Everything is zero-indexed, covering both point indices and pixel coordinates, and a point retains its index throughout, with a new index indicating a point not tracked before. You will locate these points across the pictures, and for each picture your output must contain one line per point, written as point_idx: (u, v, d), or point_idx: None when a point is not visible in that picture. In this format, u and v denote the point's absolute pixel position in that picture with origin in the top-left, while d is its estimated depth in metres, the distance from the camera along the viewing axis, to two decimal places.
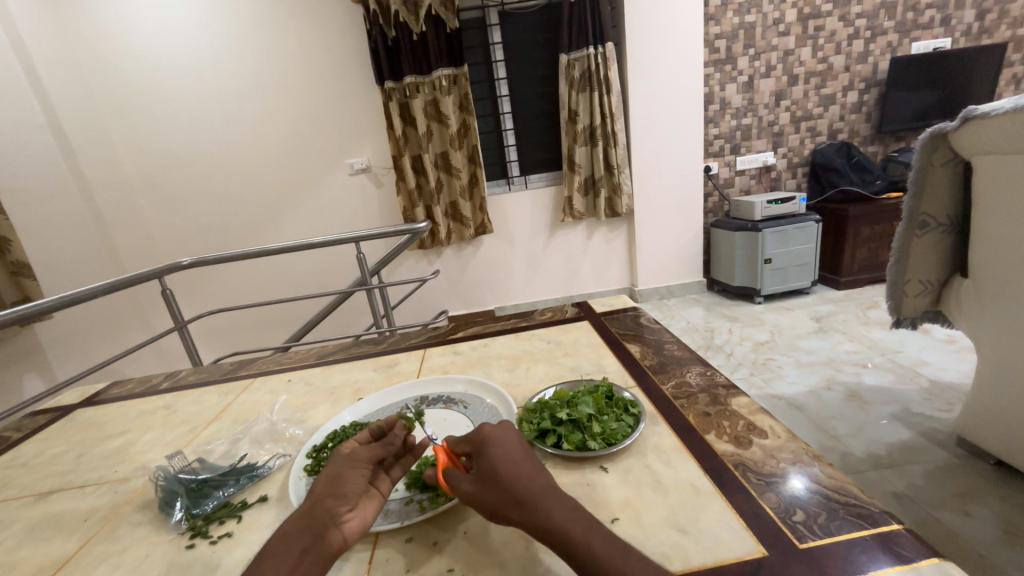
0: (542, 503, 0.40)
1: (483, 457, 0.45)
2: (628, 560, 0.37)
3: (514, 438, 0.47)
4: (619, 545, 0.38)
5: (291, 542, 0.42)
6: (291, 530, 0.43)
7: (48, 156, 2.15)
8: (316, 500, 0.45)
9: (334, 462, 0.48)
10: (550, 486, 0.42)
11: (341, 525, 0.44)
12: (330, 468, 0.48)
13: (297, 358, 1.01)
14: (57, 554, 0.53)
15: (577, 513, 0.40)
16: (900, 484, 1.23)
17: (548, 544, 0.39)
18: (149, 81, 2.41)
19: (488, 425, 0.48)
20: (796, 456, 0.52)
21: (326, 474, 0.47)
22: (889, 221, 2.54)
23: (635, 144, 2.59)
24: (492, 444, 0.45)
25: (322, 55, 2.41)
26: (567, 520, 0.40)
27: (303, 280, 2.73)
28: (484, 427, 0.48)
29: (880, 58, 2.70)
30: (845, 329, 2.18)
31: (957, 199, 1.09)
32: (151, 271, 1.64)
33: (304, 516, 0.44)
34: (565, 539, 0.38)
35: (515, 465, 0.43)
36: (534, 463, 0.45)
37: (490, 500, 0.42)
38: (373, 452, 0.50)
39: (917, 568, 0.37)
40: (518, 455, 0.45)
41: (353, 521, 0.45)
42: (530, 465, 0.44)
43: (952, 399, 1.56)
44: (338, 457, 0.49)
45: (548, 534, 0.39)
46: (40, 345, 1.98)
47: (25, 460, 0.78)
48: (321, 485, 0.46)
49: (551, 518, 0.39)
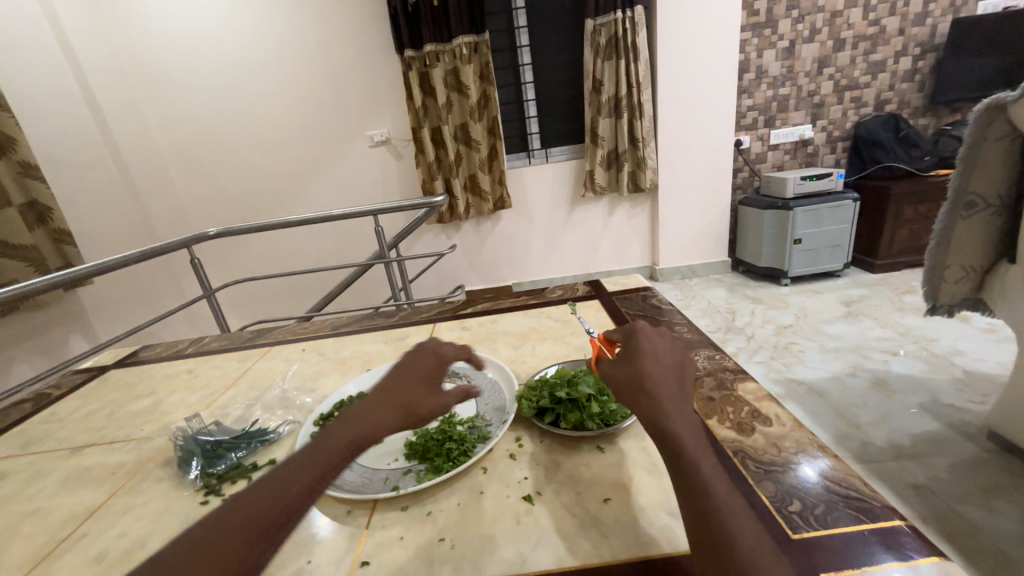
0: (664, 405, 0.42)
1: (629, 356, 0.47)
2: (730, 493, 0.37)
3: (663, 353, 0.48)
4: (723, 477, 0.39)
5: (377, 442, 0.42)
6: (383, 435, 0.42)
7: (83, 126, 2.23)
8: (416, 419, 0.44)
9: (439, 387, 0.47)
10: (678, 396, 0.43)
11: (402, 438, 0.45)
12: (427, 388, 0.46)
13: (312, 329, 1.04)
14: (87, 503, 0.58)
15: (695, 431, 0.41)
16: (920, 476, 1.19)
17: (659, 437, 0.41)
18: (175, 50, 2.42)
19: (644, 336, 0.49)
20: (799, 446, 0.50)
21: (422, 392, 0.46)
22: (935, 201, 2.38)
23: (663, 116, 2.47)
24: (641, 351, 0.47)
25: (343, 21, 2.36)
26: (680, 426, 0.41)
27: (325, 251, 2.78)
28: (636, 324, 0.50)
29: (940, 20, 2.46)
30: (877, 315, 2.08)
31: (1011, 178, 1.00)
32: (181, 241, 1.68)
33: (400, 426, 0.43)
34: (677, 441, 0.39)
35: (655, 370, 0.45)
36: (677, 374, 0.46)
37: (619, 388, 0.45)
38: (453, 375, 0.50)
39: (915, 566, 0.36)
40: (664, 368, 0.46)
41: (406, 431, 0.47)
42: (672, 376, 0.45)
43: (987, 391, 1.48)
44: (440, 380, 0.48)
45: (662, 434, 0.40)
46: (84, 309, 2.11)
47: (63, 415, 0.84)
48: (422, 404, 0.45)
49: (668, 419, 0.41)
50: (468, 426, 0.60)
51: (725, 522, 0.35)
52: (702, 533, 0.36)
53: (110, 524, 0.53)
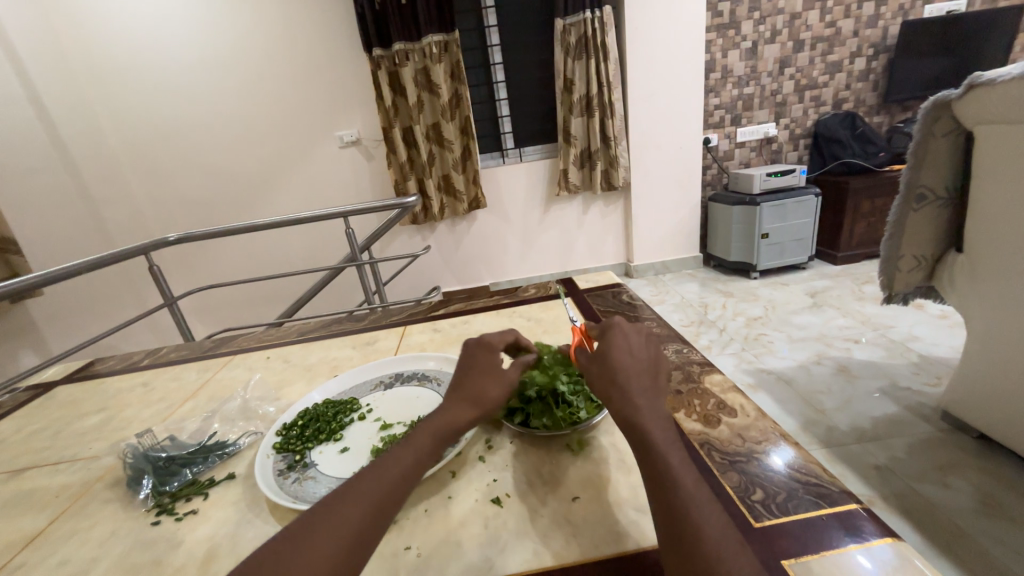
0: (634, 402, 0.44)
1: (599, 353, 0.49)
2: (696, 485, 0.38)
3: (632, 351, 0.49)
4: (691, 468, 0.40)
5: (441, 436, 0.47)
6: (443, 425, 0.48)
7: (29, 130, 2.10)
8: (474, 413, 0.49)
9: (497, 377, 0.52)
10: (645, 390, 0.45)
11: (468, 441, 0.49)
12: (487, 379, 0.51)
13: (277, 336, 1.00)
14: (26, 530, 0.54)
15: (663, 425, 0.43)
16: (882, 457, 1.24)
17: (628, 430, 0.43)
18: (127, 47, 2.31)
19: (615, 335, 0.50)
20: (762, 435, 0.51)
21: (481, 385, 0.51)
22: (890, 195, 2.50)
23: (633, 115, 2.51)
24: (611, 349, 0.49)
25: (309, 19, 2.30)
26: (650, 423, 0.42)
27: (296, 255, 2.70)
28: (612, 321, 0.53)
29: (891, 22, 2.59)
30: (839, 305, 2.17)
31: (957, 171, 1.05)
32: (138, 248, 1.59)
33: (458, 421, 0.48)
34: (646, 436, 0.41)
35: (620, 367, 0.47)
36: (650, 369, 0.48)
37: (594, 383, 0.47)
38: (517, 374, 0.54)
39: (870, 548, 0.37)
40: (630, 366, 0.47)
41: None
42: (645, 370, 0.47)
43: (940, 373, 1.57)
44: (500, 372, 0.52)
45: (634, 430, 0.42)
46: (33, 322, 1.98)
47: (3, 437, 0.78)
48: (484, 396, 0.50)
49: (638, 417, 0.43)
50: None
51: (688, 511, 0.36)
52: (667, 524, 0.36)
53: (50, 553, 0.50)
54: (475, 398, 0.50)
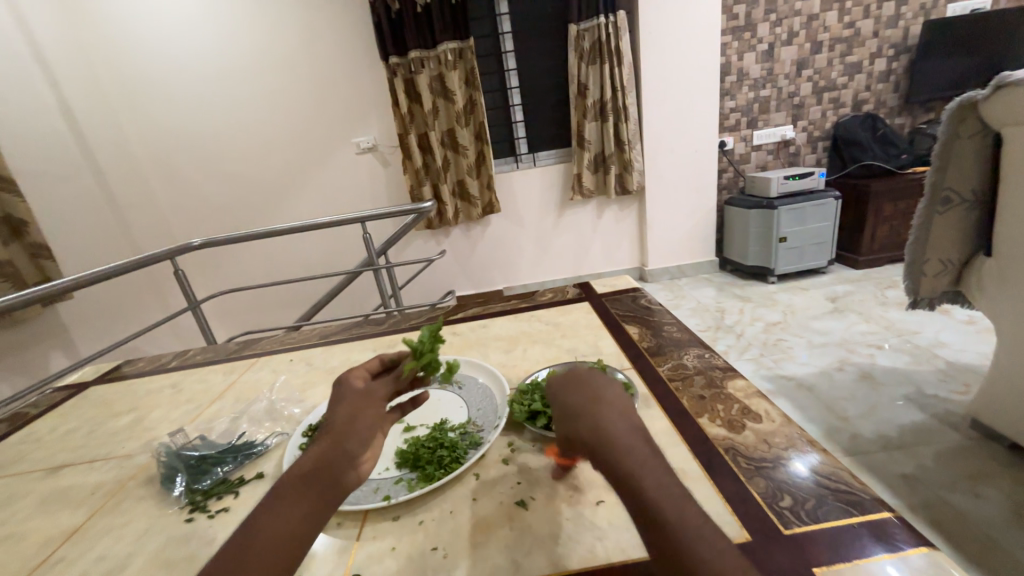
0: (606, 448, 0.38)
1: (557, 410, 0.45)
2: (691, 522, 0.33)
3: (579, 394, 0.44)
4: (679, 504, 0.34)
5: (307, 481, 0.41)
6: (308, 468, 0.42)
7: (59, 139, 2.18)
8: (336, 439, 0.44)
9: (348, 402, 0.48)
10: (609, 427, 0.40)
11: (360, 466, 0.43)
12: (342, 407, 0.47)
13: (300, 339, 1.03)
14: (64, 526, 0.56)
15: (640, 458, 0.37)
16: (908, 466, 1.21)
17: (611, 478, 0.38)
18: (154, 59, 2.39)
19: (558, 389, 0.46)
20: (789, 441, 0.51)
21: (337, 415, 0.46)
22: (913, 197, 2.44)
23: (647, 119, 2.50)
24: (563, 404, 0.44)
25: (327, 29, 2.36)
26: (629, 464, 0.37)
27: (313, 260, 2.75)
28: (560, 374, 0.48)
29: (912, 22, 2.54)
30: (862, 310, 2.12)
31: (985, 174, 1.03)
32: (163, 253, 1.64)
33: (321, 457, 0.42)
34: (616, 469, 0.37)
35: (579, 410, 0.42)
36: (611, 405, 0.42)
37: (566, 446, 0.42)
38: (388, 391, 0.50)
39: (906, 558, 0.36)
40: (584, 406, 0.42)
41: (370, 460, 0.44)
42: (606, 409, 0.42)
43: (969, 381, 1.52)
44: (352, 396, 0.48)
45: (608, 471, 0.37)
46: (63, 324, 2.06)
47: (40, 435, 0.82)
48: (338, 423, 0.45)
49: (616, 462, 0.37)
50: (460, 432, 0.60)
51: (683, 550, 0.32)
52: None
53: (88, 547, 0.51)
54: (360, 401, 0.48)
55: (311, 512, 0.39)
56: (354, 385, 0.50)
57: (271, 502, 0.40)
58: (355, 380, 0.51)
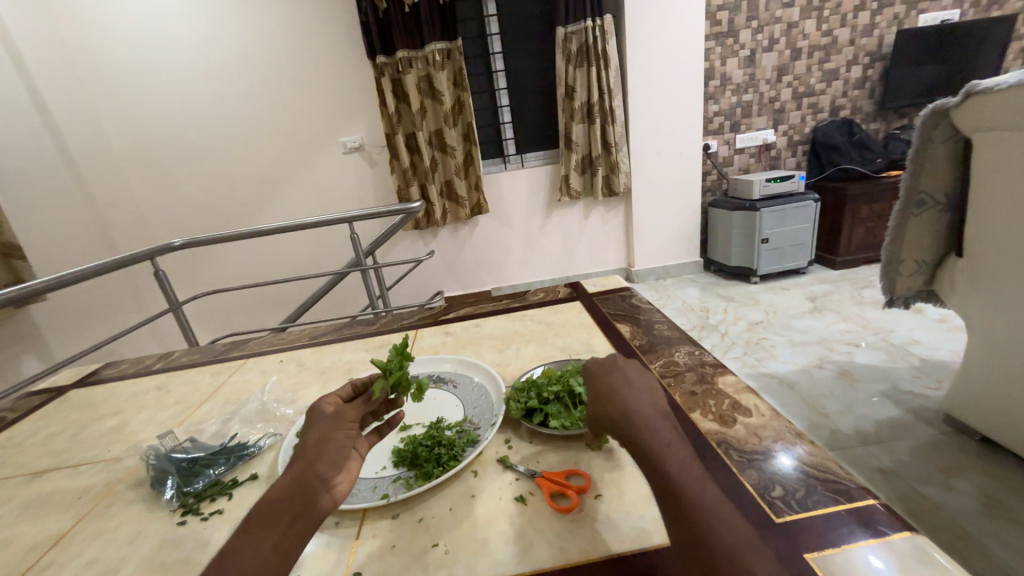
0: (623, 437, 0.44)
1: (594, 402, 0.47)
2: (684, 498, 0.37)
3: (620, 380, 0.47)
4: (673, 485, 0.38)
5: (281, 508, 0.40)
6: (282, 494, 0.41)
7: (33, 134, 2.11)
8: (309, 463, 0.43)
9: (319, 425, 0.46)
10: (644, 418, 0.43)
11: (332, 489, 0.43)
12: (316, 429, 0.46)
13: (290, 339, 1.01)
14: (52, 531, 0.54)
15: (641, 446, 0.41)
16: (886, 459, 1.25)
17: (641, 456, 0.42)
18: (133, 54, 2.33)
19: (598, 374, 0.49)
20: (778, 434, 0.52)
21: (309, 438, 0.45)
22: (888, 201, 2.53)
23: (634, 122, 2.54)
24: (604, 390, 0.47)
25: (313, 27, 2.33)
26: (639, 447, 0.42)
27: (299, 261, 2.71)
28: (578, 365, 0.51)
29: (886, 31, 2.63)
30: (840, 309, 2.19)
31: (955, 177, 1.08)
32: (144, 253, 1.60)
33: (294, 482, 0.42)
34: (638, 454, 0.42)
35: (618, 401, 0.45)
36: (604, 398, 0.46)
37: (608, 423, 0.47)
38: (360, 411, 0.50)
39: (890, 542, 0.38)
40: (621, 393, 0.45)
41: (342, 483, 0.44)
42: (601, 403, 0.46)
43: (941, 377, 1.58)
44: (323, 418, 0.47)
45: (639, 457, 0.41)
46: (37, 328, 1.98)
47: (19, 440, 0.79)
48: (308, 448, 0.45)
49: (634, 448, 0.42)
50: (457, 430, 0.60)
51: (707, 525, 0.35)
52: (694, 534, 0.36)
53: (77, 553, 0.50)
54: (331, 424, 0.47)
55: (288, 539, 0.39)
56: (326, 405, 0.49)
57: (242, 534, 0.38)
58: (332, 396, 0.50)
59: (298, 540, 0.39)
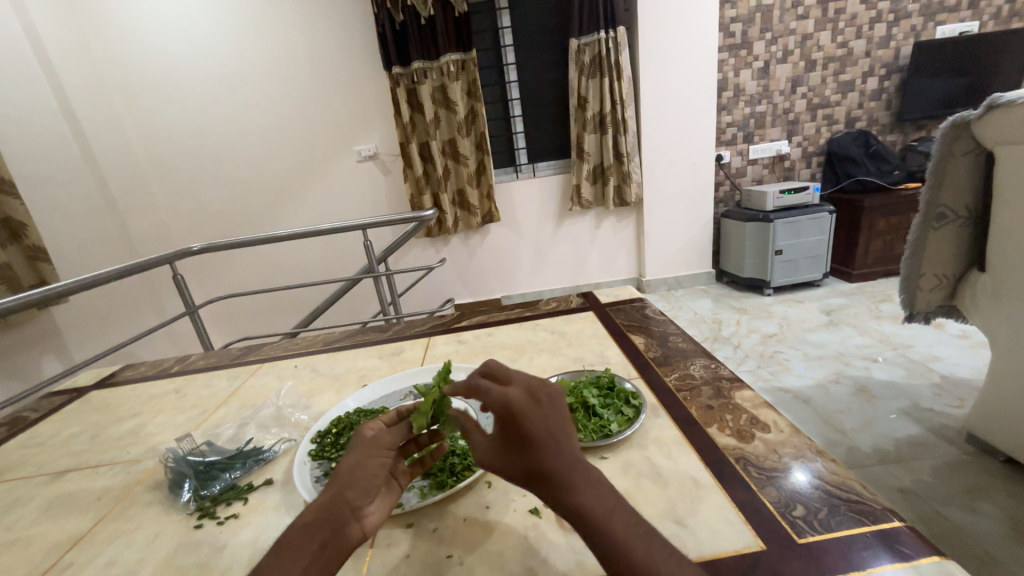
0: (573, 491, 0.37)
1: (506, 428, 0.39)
2: (650, 548, 0.35)
3: (547, 413, 0.39)
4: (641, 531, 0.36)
5: (311, 532, 0.40)
6: (313, 519, 0.41)
7: (61, 140, 2.18)
8: (340, 489, 0.43)
9: (358, 448, 0.46)
10: (576, 463, 0.38)
11: (362, 519, 0.42)
12: (351, 455, 0.46)
13: (304, 344, 1.02)
14: (71, 531, 0.55)
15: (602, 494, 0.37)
16: (906, 479, 1.22)
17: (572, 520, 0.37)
18: (159, 65, 2.40)
19: (516, 395, 0.39)
20: (798, 451, 0.51)
21: (345, 462, 0.45)
22: (905, 213, 2.49)
23: (646, 132, 2.54)
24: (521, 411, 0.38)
25: (333, 39, 2.39)
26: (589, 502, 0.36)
27: (312, 267, 2.75)
28: (514, 396, 0.39)
29: (903, 43, 2.61)
30: (856, 323, 2.15)
31: (978, 190, 1.05)
32: (163, 256, 1.62)
33: (326, 506, 0.42)
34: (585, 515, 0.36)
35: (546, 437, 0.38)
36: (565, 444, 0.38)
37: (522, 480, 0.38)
38: (399, 438, 0.48)
39: (917, 566, 0.37)
40: (546, 426, 0.38)
41: (373, 512, 0.44)
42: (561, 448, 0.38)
43: (964, 395, 1.53)
44: (362, 442, 0.47)
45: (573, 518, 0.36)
46: (58, 329, 2.03)
47: (42, 439, 0.81)
48: (343, 471, 0.44)
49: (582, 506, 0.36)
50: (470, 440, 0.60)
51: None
52: None
53: (95, 554, 0.51)
54: (368, 447, 0.46)
55: (318, 564, 0.39)
56: (367, 428, 0.48)
57: (275, 553, 0.39)
58: (374, 419, 0.50)
59: (326, 567, 0.39)
